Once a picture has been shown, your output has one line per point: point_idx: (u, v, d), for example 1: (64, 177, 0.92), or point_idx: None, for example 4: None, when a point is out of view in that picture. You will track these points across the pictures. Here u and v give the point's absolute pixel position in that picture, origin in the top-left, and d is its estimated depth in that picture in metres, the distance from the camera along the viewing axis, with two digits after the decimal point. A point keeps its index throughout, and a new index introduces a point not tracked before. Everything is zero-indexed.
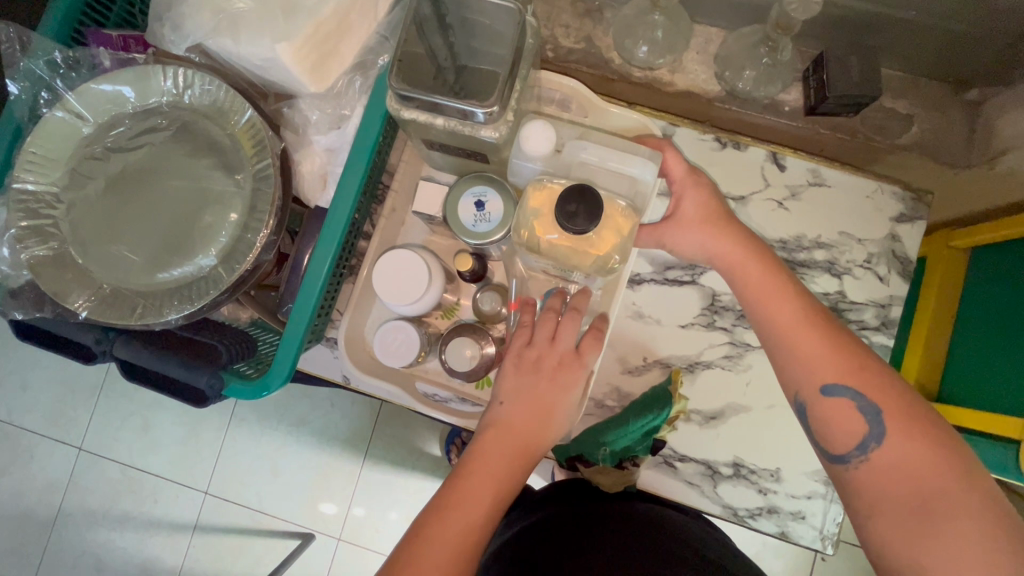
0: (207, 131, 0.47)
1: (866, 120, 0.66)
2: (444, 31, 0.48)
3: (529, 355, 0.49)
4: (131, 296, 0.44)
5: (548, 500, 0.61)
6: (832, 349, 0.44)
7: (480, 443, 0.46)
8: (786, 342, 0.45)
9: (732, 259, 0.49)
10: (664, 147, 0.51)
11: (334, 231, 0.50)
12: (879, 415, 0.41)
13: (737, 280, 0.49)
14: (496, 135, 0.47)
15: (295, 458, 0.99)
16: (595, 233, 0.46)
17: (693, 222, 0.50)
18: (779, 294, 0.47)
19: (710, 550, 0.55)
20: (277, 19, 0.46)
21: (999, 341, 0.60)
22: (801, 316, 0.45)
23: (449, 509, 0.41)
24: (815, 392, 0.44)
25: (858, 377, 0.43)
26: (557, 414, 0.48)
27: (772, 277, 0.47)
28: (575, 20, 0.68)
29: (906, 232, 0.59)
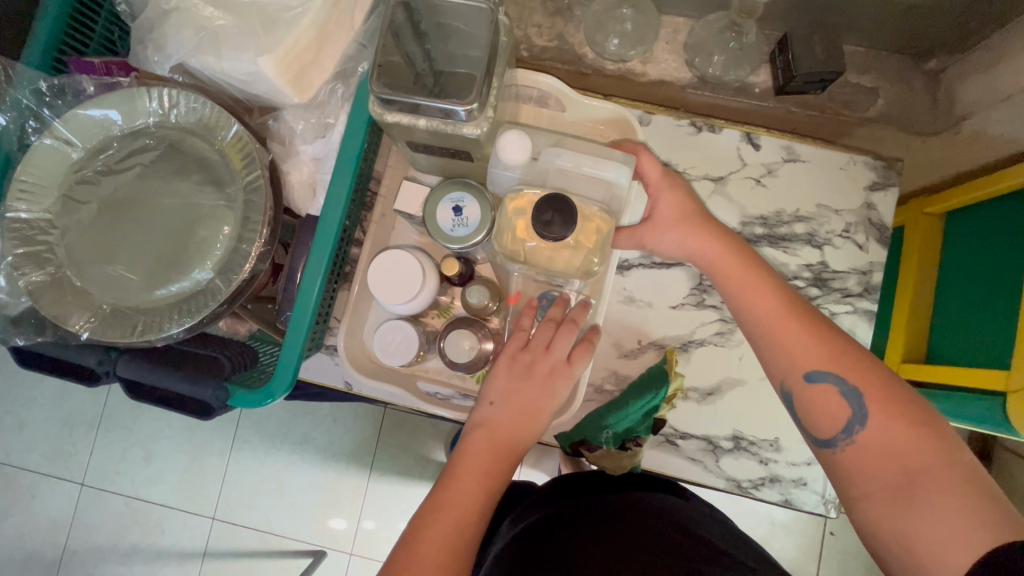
0: (195, 148, 0.49)
1: (835, 96, 0.68)
2: (420, 39, 0.49)
3: (519, 357, 0.51)
4: (131, 314, 0.47)
5: (549, 496, 0.57)
6: (808, 333, 0.45)
7: (469, 443, 0.47)
8: (768, 331, 0.46)
9: (712, 252, 0.50)
10: (639, 150, 0.52)
11: (326, 238, 0.50)
12: (862, 398, 0.42)
13: (718, 274, 0.50)
14: (478, 131, 0.47)
15: (303, 475, 1.14)
16: (572, 238, 0.46)
17: (672, 216, 0.52)
18: (757, 285, 0.48)
19: (726, 545, 0.49)
20: (257, 32, 0.44)
21: (993, 302, 0.65)
22: (782, 305, 0.46)
23: (443, 504, 0.43)
24: (800, 379, 0.44)
25: (839, 363, 0.43)
26: (547, 413, 0.50)
27: (746, 266, 0.49)
28: (546, 20, 0.70)
29: (880, 199, 0.62)
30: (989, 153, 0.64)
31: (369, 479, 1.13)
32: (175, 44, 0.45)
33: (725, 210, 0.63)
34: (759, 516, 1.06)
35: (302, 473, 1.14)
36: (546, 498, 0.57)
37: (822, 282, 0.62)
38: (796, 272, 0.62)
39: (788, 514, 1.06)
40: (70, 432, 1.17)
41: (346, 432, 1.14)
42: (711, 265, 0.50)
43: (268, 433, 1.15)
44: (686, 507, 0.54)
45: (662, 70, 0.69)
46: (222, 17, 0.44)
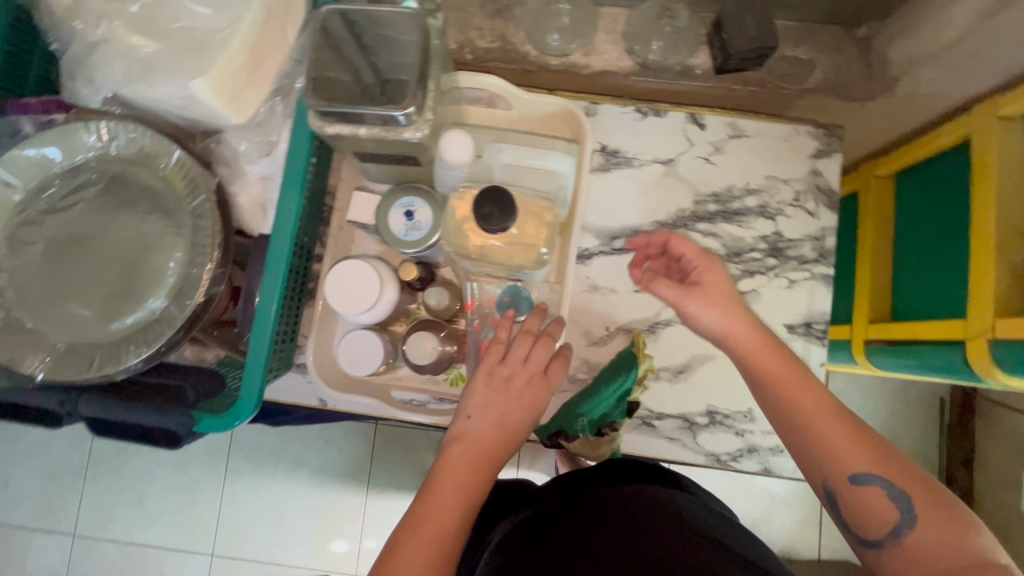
0: (139, 178, 0.49)
1: (773, 70, 0.70)
2: (365, 52, 0.49)
3: (496, 369, 0.51)
4: (88, 349, 0.46)
5: (538, 499, 0.57)
6: (849, 431, 0.43)
7: (447, 456, 0.47)
8: (814, 435, 0.44)
9: (749, 344, 0.47)
10: (670, 236, 0.52)
11: (280, 255, 0.51)
12: (910, 500, 0.41)
13: (759, 368, 0.47)
14: (419, 135, 0.48)
15: (299, 501, 1.13)
16: (517, 230, 0.46)
17: (720, 289, 0.49)
18: (798, 386, 0.45)
19: (712, 526, 0.49)
20: (186, 56, 0.44)
21: (945, 260, 0.67)
22: (829, 406, 0.44)
23: (422, 515, 0.43)
24: (847, 482, 0.43)
25: (886, 465, 0.42)
26: (524, 425, 0.50)
27: (786, 366, 0.46)
28: (486, 22, 0.70)
29: (826, 165, 0.64)
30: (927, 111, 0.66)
31: (367, 498, 1.12)
32: (105, 76, 0.45)
33: (677, 190, 0.64)
34: (757, 492, 1.07)
35: (298, 499, 1.13)
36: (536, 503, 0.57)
37: (779, 252, 0.63)
38: (752, 244, 0.63)
39: (786, 487, 1.07)
40: (56, 484, 1.15)
41: (339, 453, 1.13)
42: (753, 358, 0.47)
43: (259, 462, 1.14)
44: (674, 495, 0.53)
45: (604, 61, 0.69)
46: (149, 44, 0.44)
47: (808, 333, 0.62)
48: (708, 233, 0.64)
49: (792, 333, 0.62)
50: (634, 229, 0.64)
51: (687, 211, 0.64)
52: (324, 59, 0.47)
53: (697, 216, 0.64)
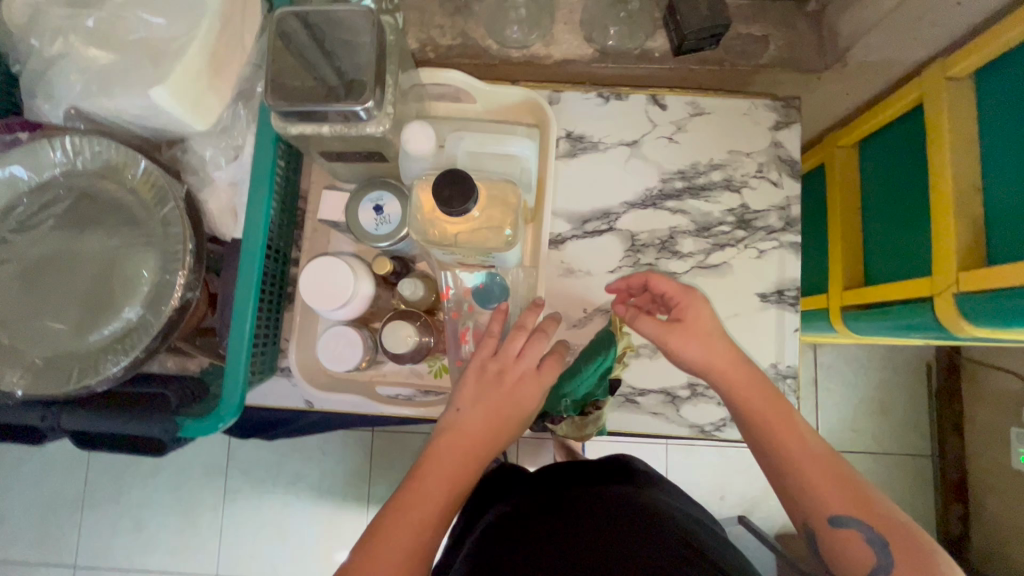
0: (107, 191, 0.49)
1: (729, 49, 0.71)
2: (329, 58, 0.51)
3: (488, 363, 0.50)
4: (66, 362, 0.47)
5: (529, 489, 0.57)
6: (826, 471, 0.44)
7: (435, 445, 0.46)
8: (799, 477, 0.44)
9: (730, 379, 0.48)
10: (650, 274, 0.53)
11: (253, 258, 0.51)
12: (888, 546, 0.41)
13: (740, 402, 0.48)
14: (381, 129, 0.49)
15: (301, 513, 1.13)
16: (481, 214, 0.47)
17: (703, 324, 0.49)
18: (785, 426, 0.46)
19: (698, 531, 0.49)
20: (143, 65, 0.44)
21: (913, 222, 0.69)
22: (810, 445, 0.45)
23: (406, 508, 0.43)
24: (824, 522, 0.43)
25: (864, 509, 0.43)
26: (517, 421, 0.49)
27: (772, 406, 0.47)
28: (447, 20, 0.71)
29: (785, 136, 0.65)
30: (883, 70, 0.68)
31: (368, 506, 1.12)
32: (64, 91, 0.46)
33: (643, 171, 0.66)
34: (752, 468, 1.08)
35: (300, 512, 1.13)
36: (526, 492, 0.57)
37: (747, 223, 0.65)
38: (720, 218, 0.65)
39: None
40: (54, 517, 1.15)
41: (338, 463, 1.14)
42: (739, 394, 0.48)
43: (258, 478, 1.15)
44: (664, 497, 0.53)
45: (564, 50, 0.71)
46: (107, 56, 0.45)
47: (781, 301, 0.64)
48: (676, 210, 0.65)
49: (765, 302, 0.64)
50: (605, 211, 0.65)
51: (655, 190, 0.65)
52: (284, 65, 0.48)
53: (665, 194, 0.65)
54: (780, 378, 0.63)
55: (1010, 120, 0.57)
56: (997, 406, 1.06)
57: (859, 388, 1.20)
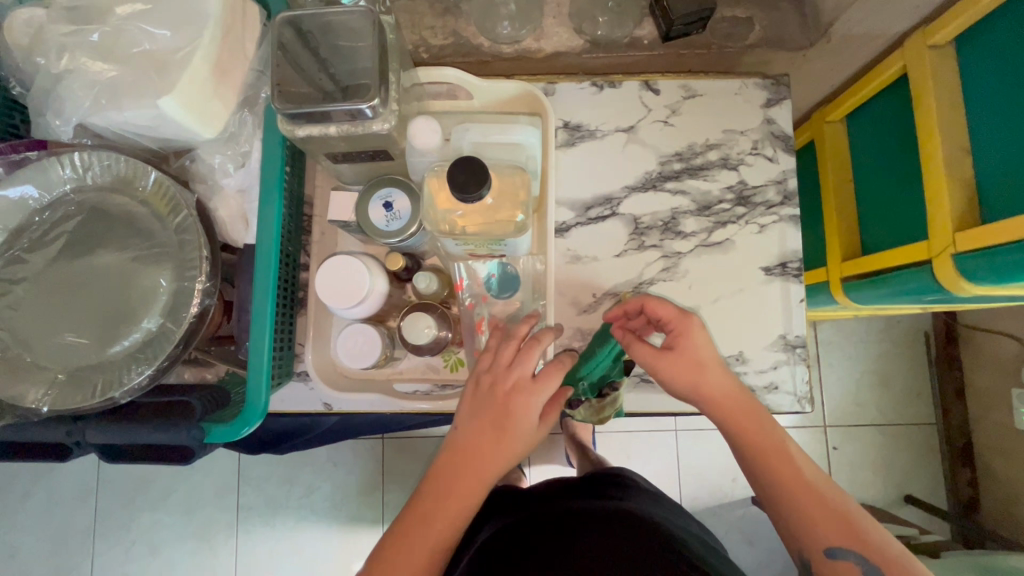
0: (119, 204, 0.50)
1: (716, 32, 0.72)
2: (324, 66, 0.52)
3: (483, 379, 0.49)
4: (89, 377, 0.47)
5: (537, 499, 0.58)
6: (822, 501, 0.45)
7: (439, 464, 0.47)
8: (794, 508, 0.45)
9: (722, 408, 0.48)
10: (645, 299, 0.52)
11: (266, 263, 0.52)
12: None
13: (733, 431, 0.48)
14: (387, 126, 0.50)
15: (317, 525, 1.13)
16: (492, 203, 0.48)
17: (698, 354, 0.49)
18: (780, 459, 0.46)
19: (698, 546, 0.50)
20: (150, 76, 0.45)
21: (906, 190, 0.70)
22: (806, 473, 0.46)
23: (409, 535, 0.45)
24: (821, 554, 0.45)
25: (859, 540, 0.44)
26: (516, 434, 0.47)
27: (768, 437, 0.47)
28: (437, 21, 0.73)
29: (777, 113, 0.67)
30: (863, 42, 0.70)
31: (384, 513, 1.13)
32: (72, 106, 0.46)
33: (641, 155, 0.67)
34: None
35: (316, 524, 1.13)
36: (536, 502, 0.57)
37: (746, 200, 0.66)
38: (720, 196, 0.66)
39: None
40: (66, 548, 1.14)
41: (350, 473, 1.14)
42: (735, 423, 0.48)
43: (271, 493, 1.14)
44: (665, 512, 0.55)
45: (555, 43, 0.72)
46: (113, 69, 0.45)
47: (785, 273, 0.65)
48: (677, 191, 0.66)
49: (769, 275, 0.65)
50: (607, 197, 0.66)
51: (654, 172, 0.67)
52: (285, 72, 0.49)
53: (664, 176, 0.66)
54: (790, 348, 0.64)
55: (994, 81, 0.59)
56: (996, 368, 1.08)
57: (861, 362, 1.22)
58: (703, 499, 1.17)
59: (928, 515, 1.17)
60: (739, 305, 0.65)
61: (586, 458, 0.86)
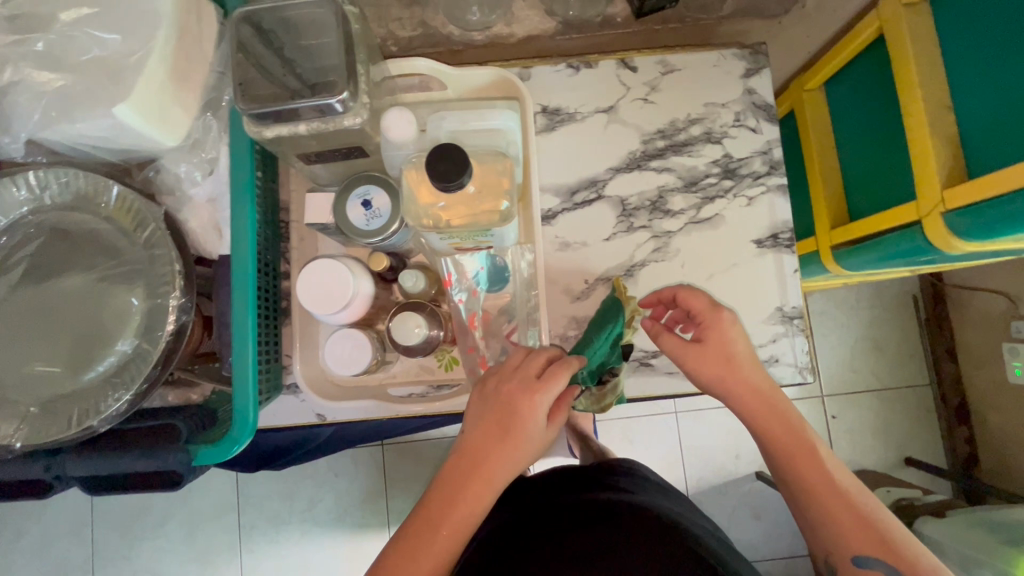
0: (82, 222, 0.47)
1: (690, 4, 0.68)
2: (290, 65, 0.48)
3: (490, 380, 0.48)
4: (64, 407, 0.44)
5: (541, 486, 0.56)
6: (850, 508, 0.44)
7: (446, 469, 0.46)
8: (821, 511, 0.45)
9: (752, 409, 0.49)
10: (678, 290, 0.52)
11: (244, 274, 0.50)
12: None
13: (759, 429, 0.49)
14: (359, 120, 0.48)
15: (321, 538, 1.11)
16: (475, 192, 0.46)
17: (729, 347, 0.49)
18: (807, 460, 0.46)
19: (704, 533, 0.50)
20: (102, 83, 0.42)
21: (892, 154, 0.70)
22: (833, 476, 0.46)
23: (416, 546, 0.43)
24: (848, 560, 0.44)
25: (889, 550, 0.43)
26: (523, 434, 0.45)
27: (797, 439, 0.47)
28: (403, 11, 0.69)
29: (757, 82, 0.66)
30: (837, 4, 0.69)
31: (389, 521, 1.11)
32: (20, 121, 0.44)
33: (623, 135, 0.65)
34: None
35: (320, 538, 1.11)
36: (537, 490, 0.55)
37: (732, 173, 0.65)
38: (706, 170, 0.65)
39: None
40: None
41: (351, 482, 1.12)
42: (762, 423, 0.49)
43: (273, 510, 1.12)
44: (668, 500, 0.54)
45: (527, 27, 0.70)
46: (62, 79, 0.43)
47: (777, 244, 0.64)
48: (662, 169, 0.65)
49: (761, 248, 0.64)
50: (591, 181, 0.65)
51: (638, 152, 0.65)
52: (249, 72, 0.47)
53: (648, 155, 0.65)
54: (787, 320, 0.63)
55: (971, 35, 0.58)
56: (984, 324, 1.09)
57: (855, 329, 1.22)
58: (708, 478, 1.17)
59: (929, 475, 1.18)
60: (733, 280, 0.64)
61: (587, 448, 0.85)
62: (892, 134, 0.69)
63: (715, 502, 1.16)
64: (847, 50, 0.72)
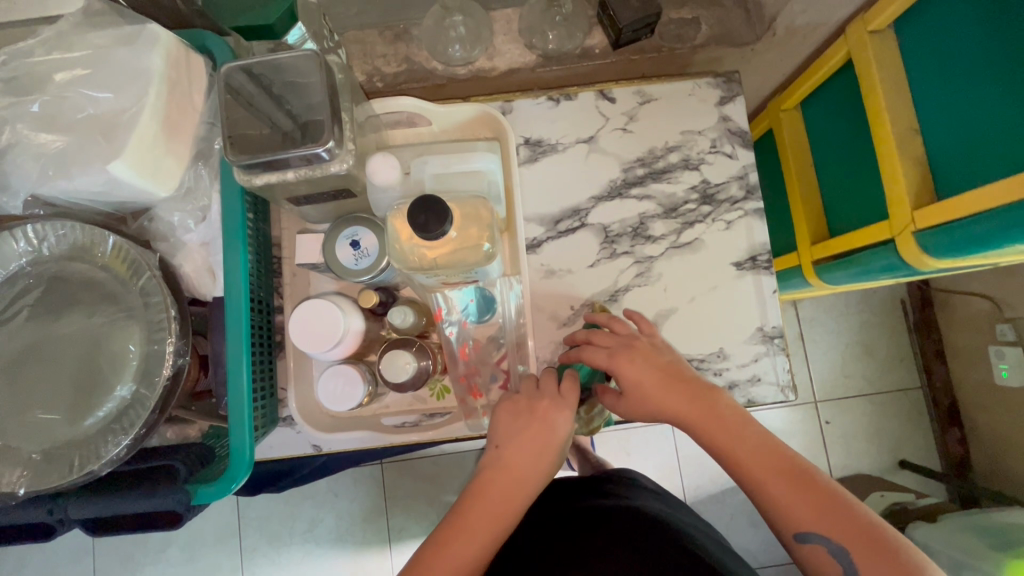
0: (79, 272, 0.49)
1: (664, 35, 0.71)
2: (279, 103, 0.49)
3: (519, 398, 0.52)
4: (65, 452, 0.46)
5: (550, 503, 0.61)
6: (783, 478, 0.43)
7: (480, 481, 0.47)
8: (755, 487, 0.44)
9: (673, 412, 0.49)
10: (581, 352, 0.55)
11: (237, 315, 0.52)
12: (851, 556, 0.40)
13: (685, 426, 0.49)
14: (345, 166, 0.50)
15: (323, 559, 1.12)
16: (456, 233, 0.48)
17: (639, 386, 0.51)
18: (730, 437, 0.46)
19: (705, 539, 0.55)
20: (97, 141, 0.44)
21: (864, 174, 0.72)
22: (763, 449, 0.45)
23: (445, 554, 0.42)
24: (791, 537, 0.42)
25: (825, 520, 0.41)
26: (554, 448, 0.49)
27: (722, 426, 0.47)
28: (388, 48, 0.72)
29: (731, 110, 0.68)
30: (807, 31, 0.72)
31: (390, 539, 1.12)
32: (20, 178, 0.46)
33: (605, 164, 0.68)
34: None
35: (322, 558, 1.12)
36: (548, 506, 0.61)
37: (710, 198, 0.67)
38: (685, 197, 0.67)
39: None
40: None
41: (352, 502, 1.13)
42: (687, 417, 0.48)
43: (274, 532, 1.13)
44: (669, 509, 0.60)
45: (508, 61, 0.72)
46: (59, 138, 0.44)
47: (755, 266, 0.66)
48: (642, 196, 0.67)
49: (741, 270, 0.66)
50: (574, 209, 0.67)
51: (618, 180, 0.67)
52: (238, 117, 0.49)
53: (629, 182, 0.67)
54: (768, 339, 0.65)
55: (935, 60, 0.61)
56: (971, 327, 1.10)
57: (843, 335, 1.24)
58: (704, 487, 1.18)
59: (921, 478, 1.20)
60: (715, 302, 0.66)
61: (585, 462, 0.87)
62: (864, 154, 0.72)
63: (711, 511, 1.18)
64: (817, 74, 0.74)
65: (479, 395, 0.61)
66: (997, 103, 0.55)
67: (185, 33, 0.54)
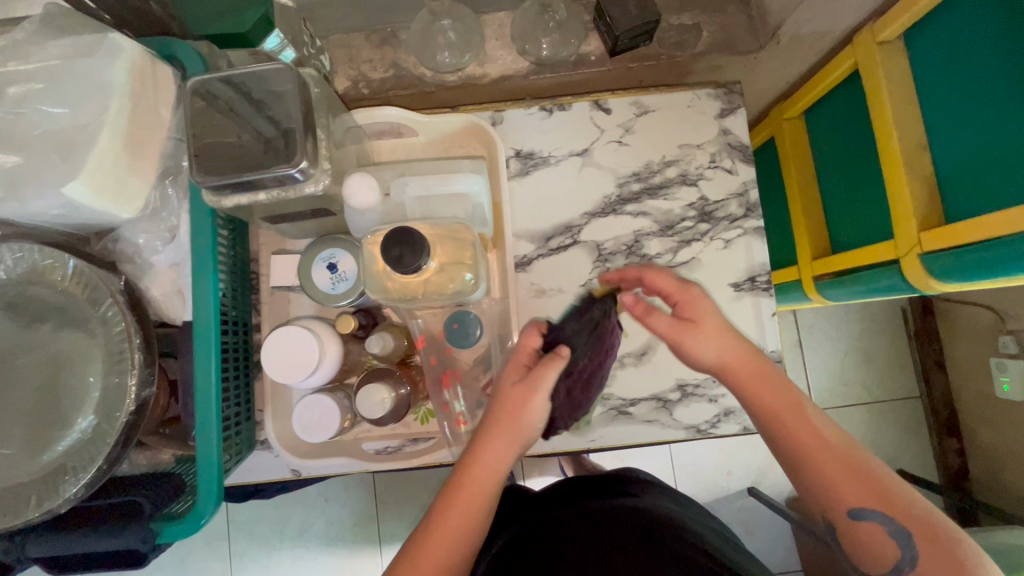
0: (38, 296, 0.46)
1: (663, 42, 0.68)
2: (259, 109, 0.45)
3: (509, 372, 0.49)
4: (21, 489, 0.43)
5: (533, 509, 0.57)
6: (844, 466, 0.43)
7: (459, 470, 0.47)
8: (812, 470, 0.44)
9: (741, 353, 0.47)
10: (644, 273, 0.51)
11: (206, 339, 0.49)
12: (911, 538, 0.41)
13: (751, 380, 0.47)
14: (321, 187, 0.47)
15: (313, 565, 1.10)
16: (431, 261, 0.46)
17: (706, 319, 0.48)
18: (795, 422, 0.45)
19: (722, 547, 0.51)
20: (52, 159, 0.41)
21: (870, 187, 0.69)
22: (822, 436, 0.44)
23: (449, 514, 0.45)
24: (845, 516, 0.43)
25: (884, 501, 0.42)
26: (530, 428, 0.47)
27: (787, 404, 0.45)
28: (375, 52, 0.69)
29: (732, 122, 0.65)
30: (811, 39, 0.68)
31: (380, 546, 1.10)
32: None
33: (599, 178, 0.65)
34: None
35: (312, 564, 1.10)
36: (534, 511, 0.57)
37: (709, 215, 0.64)
38: (682, 214, 0.64)
39: None
40: None
41: (343, 507, 1.11)
42: (753, 363, 0.47)
43: (263, 537, 1.11)
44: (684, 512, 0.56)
45: (500, 67, 0.69)
46: (11, 157, 0.41)
47: (754, 287, 0.63)
48: (638, 213, 0.64)
49: (738, 291, 0.63)
50: (567, 226, 0.64)
51: (613, 196, 0.64)
52: (216, 124, 0.45)
53: (623, 199, 0.64)
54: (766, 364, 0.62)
55: (946, 76, 0.57)
56: (972, 338, 1.06)
57: (844, 344, 1.22)
58: (700, 496, 1.16)
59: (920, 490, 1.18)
60: None
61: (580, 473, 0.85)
62: (869, 169, 0.69)
63: None
64: (822, 84, 0.71)
65: (464, 421, 0.58)
66: (1012, 123, 0.52)
67: (149, 40, 0.50)
